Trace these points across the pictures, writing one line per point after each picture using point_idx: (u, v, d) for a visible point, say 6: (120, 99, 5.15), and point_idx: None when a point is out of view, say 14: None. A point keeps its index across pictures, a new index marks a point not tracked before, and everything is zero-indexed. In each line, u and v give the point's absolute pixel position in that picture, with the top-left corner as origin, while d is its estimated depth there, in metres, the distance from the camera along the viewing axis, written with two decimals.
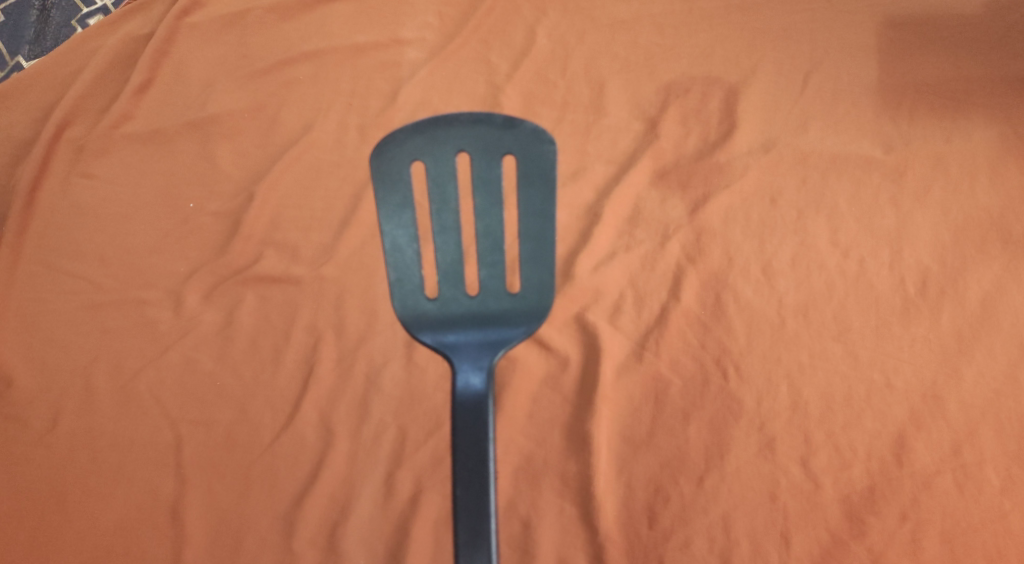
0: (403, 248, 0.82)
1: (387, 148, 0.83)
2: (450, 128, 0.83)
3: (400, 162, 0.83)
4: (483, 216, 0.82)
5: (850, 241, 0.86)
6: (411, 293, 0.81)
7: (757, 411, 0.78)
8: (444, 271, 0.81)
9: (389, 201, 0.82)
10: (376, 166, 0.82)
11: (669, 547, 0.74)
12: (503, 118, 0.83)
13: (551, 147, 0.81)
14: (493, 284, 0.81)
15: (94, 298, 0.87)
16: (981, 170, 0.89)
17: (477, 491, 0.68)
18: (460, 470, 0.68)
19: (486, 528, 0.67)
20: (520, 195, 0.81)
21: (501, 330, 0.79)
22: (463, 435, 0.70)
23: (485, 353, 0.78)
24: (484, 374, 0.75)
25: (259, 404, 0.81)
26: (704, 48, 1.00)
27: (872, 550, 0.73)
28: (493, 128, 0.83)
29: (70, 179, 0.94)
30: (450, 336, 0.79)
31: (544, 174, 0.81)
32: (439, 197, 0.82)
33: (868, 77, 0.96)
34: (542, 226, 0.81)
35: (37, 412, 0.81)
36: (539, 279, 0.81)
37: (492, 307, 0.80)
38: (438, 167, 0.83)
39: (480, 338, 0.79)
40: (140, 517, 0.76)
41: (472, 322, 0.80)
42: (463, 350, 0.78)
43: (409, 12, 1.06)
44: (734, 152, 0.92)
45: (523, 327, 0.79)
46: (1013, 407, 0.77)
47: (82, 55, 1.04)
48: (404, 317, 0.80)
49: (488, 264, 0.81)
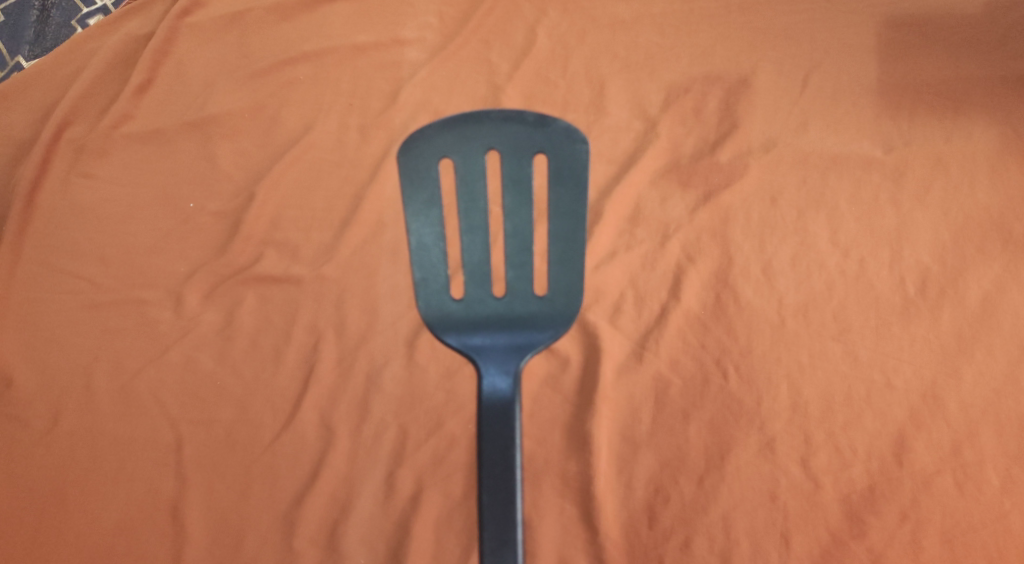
0: (429, 247, 0.85)
1: (415, 145, 0.87)
2: (481, 126, 0.86)
3: (427, 159, 0.87)
4: (512, 216, 0.85)
5: (850, 241, 0.86)
6: (435, 294, 0.84)
7: (757, 411, 0.78)
8: (470, 271, 0.84)
9: (416, 199, 0.86)
10: (404, 163, 0.86)
11: (669, 547, 0.75)
12: (534, 116, 0.86)
13: (584, 147, 0.85)
14: (520, 286, 0.83)
15: (94, 299, 0.87)
16: (981, 171, 0.89)
17: (503, 499, 0.71)
18: (486, 477, 0.72)
19: (513, 536, 0.70)
20: (552, 195, 0.84)
21: (528, 333, 0.82)
22: (490, 442, 0.74)
23: (512, 357, 0.80)
24: (510, 379, 0.78)
25: (259, 404, 0.81)
26: (703, 48, 1.00)
27: (872, 549, 0.73)
28: (524, 127, 0.86)
29: (70, 179, 0.94)
30: (476, 339, 0.82)
31: (575, 174, 0.85)
32: (468, 196, 0.85)
33: (869, 78, 0.96)
34: (572, 227, 0.84)
35: (38, 411, 0.81)
36: (568, 281, 0.83)
37: (519, 310, 0.82)
38: (467, 163, 0.86)
39: (507, 341, 0.81)
40: (140, 517, 0.77)
41: (499, 324, 0.82)
42: (489, 353, 0.81)
43: (410, 11, 1.06)
44: (734, 152, 0.92)
45: (551, 330, 0.82)
46: (1013, 407, 0.77)
47: (83, 55, 1.04)
48: (429, 318, 0.83)
49: (516, 266, 0.84)
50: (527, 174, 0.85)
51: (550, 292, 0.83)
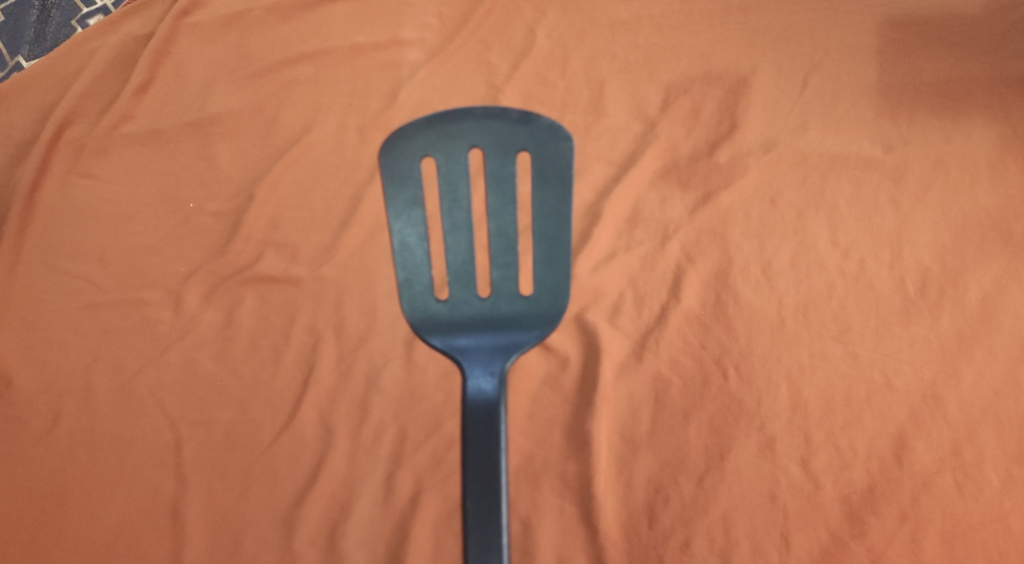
0: (412, 247, 0.84)
1: (396, 143, 0.86)
2: (463, 124, 0.86)
3: (410, 158, 0.86)
4: (496, 216, 0.84)
5: (850, 241, 0.86)
6: (420, 294, 0.83)
7: (757, 411, 0.78)
8: (454, 272, 0.83)
9: (398, 199, 0.85)
10: (386, 162, 0.86)
11: (669, 547, 0.74)
12: (518, 113, 0.86)
13: (569, 144, 0.84)
14: (505, 285, 0.83)
15: (94, 299, 0.87)
16: (981, 171, 0.89)
17: (488, 504, 0.70)
18: (470, 482, 0.71)
19: (497, 542, 0.69)
20: (536, 194, 0.84)
21: (513, 334, 0.81)
22: (474, 447, 0.73)
23: (497, 358, 0.79)
24: (495, 379, 0.77)
25: (259, 404, 0.81)
26: (703, 48, 1.00)
27: (872, 550, 0.73)
28: (507, 123, 0.86)
29: (70, 179, 0.94)
30: (461, 340, 0.81)
31: (559, 171, 0.84)
32: (451, 195, 0.85)
33: (868, 79, 0.96)
34: (557, 226, 0.84)
35: (38, 412, 0.81)
36: (553, 281, 0.83)
37: (504, 310, 0.82)
38: (449, 162, 0.85)
39: (492, 342, 0.81)
40: (140, 517, 0.77)
41: (483, 325, 0.82)
42: (473, 354, 0.80)
43: (409, 11, 1.06)
44: (733, 153, 0.92)
45: (537, 330, 0.81)
46: (1013, 407, 0.77)
47: (82, 55, 1.04)
48: (414, 319, 0.82)
49: (500, 266, 0.83)
50: (510, 172, 0.85)
51: (535, 291, 0.82)
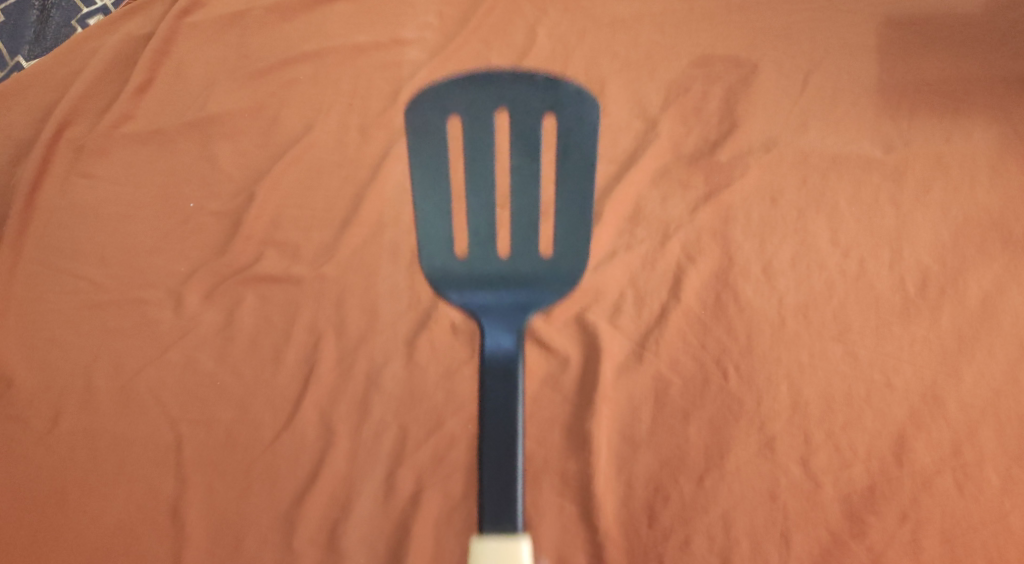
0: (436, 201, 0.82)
1: (423, 98, 0.82)
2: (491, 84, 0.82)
3: (434, 114, 0.82)
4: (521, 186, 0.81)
5: (850, 240, 0.86)
6: (440, 250, 0.82)
7: (757, 410, 0.79)
8: (475, 230, 0.81)
9: (421, 156, 0.82)
10: (412, 119, 0.82)
11: (669, 547, 0.74)
12: (545, 77, 0.81)
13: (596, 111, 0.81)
14: (525, 246, 0.81)
15: (94, 299, 0.87)
16: (981, 171, 0.89)
17: (504, 476, 0.71)
18: (487, 450, 0.72)
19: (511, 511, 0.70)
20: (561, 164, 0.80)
21: (531, 292, 0.80)
22: (491, 419, 0.73)
23: (516, 316, 0.79)
24: (513, 336, 0.77)
25: (259, 404, 0.81)
26: (704, 47, 1.00)
27: (872, 549, 0.73)
28: (534, 88, 0.81)
29: (70, 179, 0.94)
30: (479, 297, 0.80)
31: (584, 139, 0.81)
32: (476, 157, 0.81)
33: (869, 78, 0.96)
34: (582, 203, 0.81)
35: (38, 411, 0.81)
36: (573, 245, 0.81)
37: (523, 269, 0.81)
38: (474, 122, 0.81)
39: (512, 300, 0.80)
40: (141, 517, 0.77)
41: (503, 284, 0.81)
42: (491, 312, 0.80)
43: (410, 10, 1.06)
44: (733, 152, 0.92)
45: (557, 289, 0.81)
46: (1013, 407, 0.77)
47: (82, 55, 1.03)
48: (433, 278, 0.81)
49: (522, 228, 0.81)
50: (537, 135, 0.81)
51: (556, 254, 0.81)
